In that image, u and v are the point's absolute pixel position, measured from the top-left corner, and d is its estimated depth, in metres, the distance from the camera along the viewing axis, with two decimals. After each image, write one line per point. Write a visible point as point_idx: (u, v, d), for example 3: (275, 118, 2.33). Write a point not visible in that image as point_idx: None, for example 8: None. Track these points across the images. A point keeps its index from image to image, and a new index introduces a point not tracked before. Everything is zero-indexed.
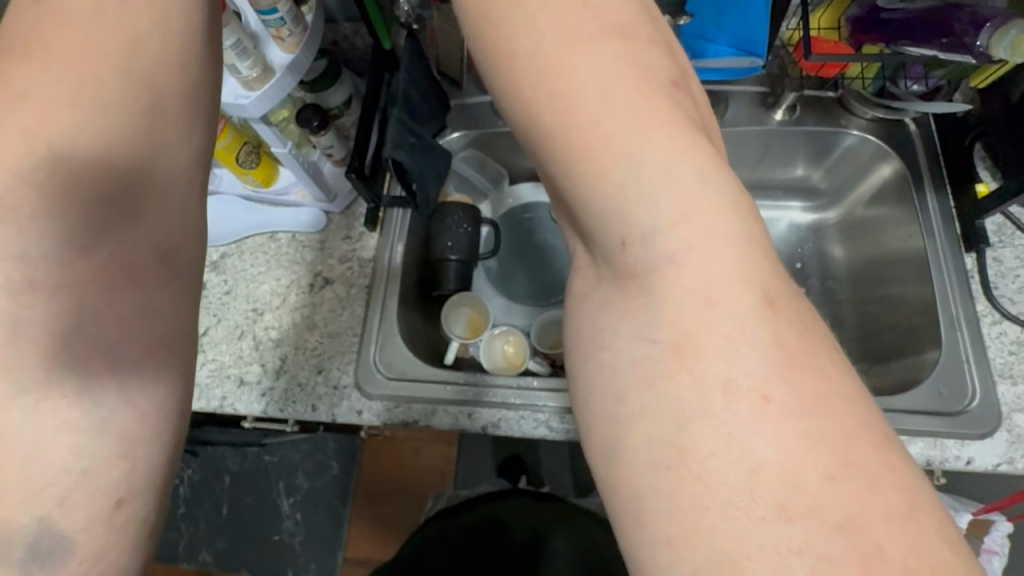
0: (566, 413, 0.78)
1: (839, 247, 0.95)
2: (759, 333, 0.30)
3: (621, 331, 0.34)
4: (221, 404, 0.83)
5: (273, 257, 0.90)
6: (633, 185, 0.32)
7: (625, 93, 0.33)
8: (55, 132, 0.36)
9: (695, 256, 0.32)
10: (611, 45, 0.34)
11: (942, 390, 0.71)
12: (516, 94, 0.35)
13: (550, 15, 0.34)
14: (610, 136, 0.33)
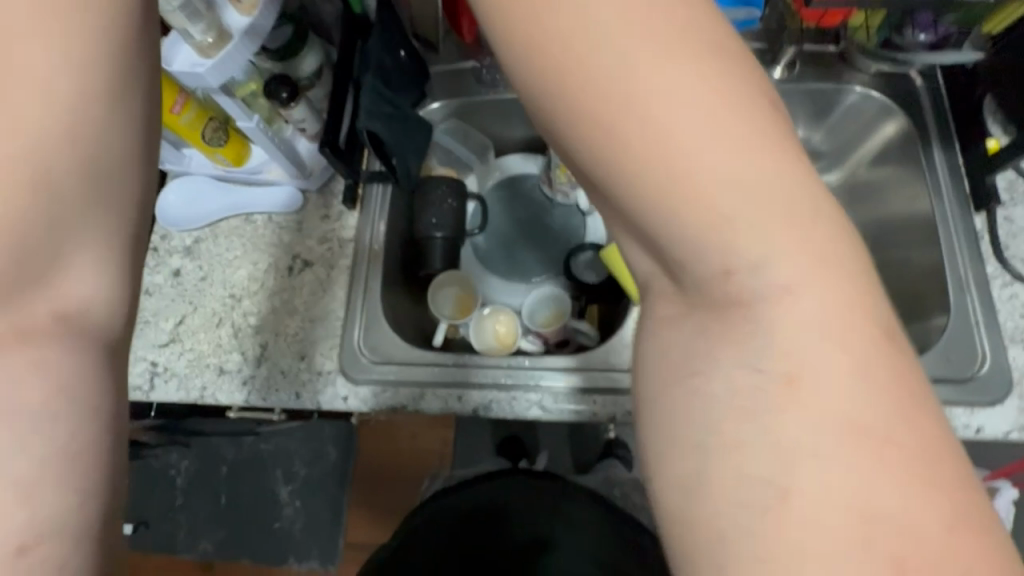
0: (559, 392, 0.75)
1: (842, 212, 0.91)
2: (870, 372, 0.31)
3: (712, 356, 0.33)
4: (201, 395, 0.79)
5: (249, 240, 0.86)
6: (736, 220, 0.32)
7: (694, 99, 0.33)
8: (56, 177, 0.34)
9: (800, 294, 0.32)
10: (714, 76, 0.33)
11: (950, 356, 0.68)
12: (606, 116, 0.33)
13: (648, 40, 0.33)
14: (694, 153, 0.32)
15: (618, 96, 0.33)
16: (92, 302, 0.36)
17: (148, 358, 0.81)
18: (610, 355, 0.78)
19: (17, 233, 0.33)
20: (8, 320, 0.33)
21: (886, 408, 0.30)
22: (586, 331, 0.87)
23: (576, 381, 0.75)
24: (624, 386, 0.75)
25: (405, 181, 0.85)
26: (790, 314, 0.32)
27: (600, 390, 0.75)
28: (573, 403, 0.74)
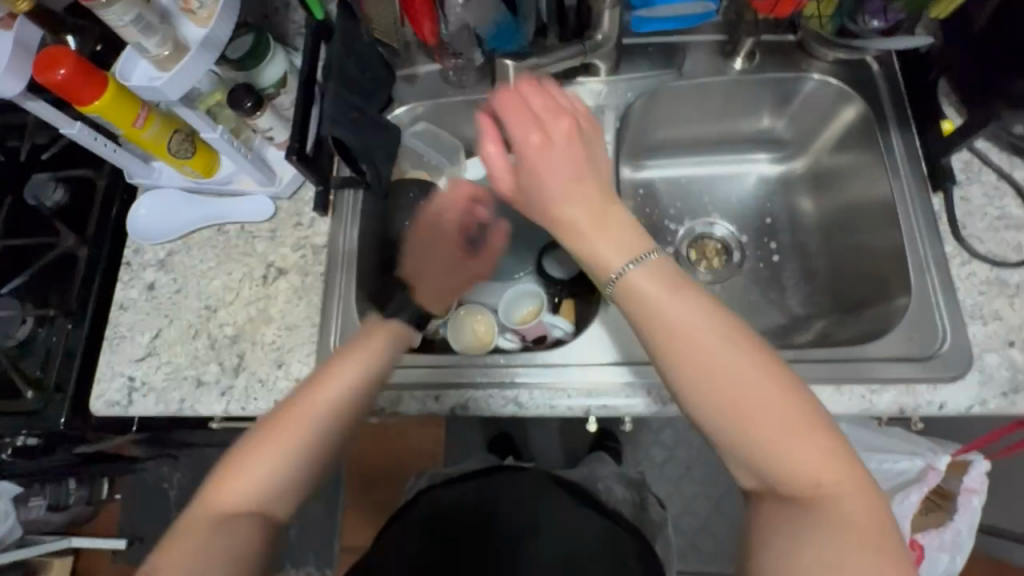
0: (535, 388, 0.75)
1: (808, 199, 0.95)
2: (861, 527, 0.51)
3: (796, 536, 0.52)
4: (179, 407, 0.79)
5: (222, 250, 0.86)
6: (786, 456, 0.53)
7: (729, 362, 0.55)
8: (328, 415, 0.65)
9: (824, 492, 0.52)
10: (760, 358, 0.55)
11: (913, 335, 0.70)
12: (704, 384, 0.55)
13: (711, 339, 0.55)
14: (760, 413, 0.53)
15: (700, 365, 0.56)
16: (309, 477, 0.65)
17: (126, 373, 0.81)
18: (583, 349, 0.78)
19: (319, 437, 0.65)
20: (288, 479, 0.64)
21: (867, 549, 0.50)
22: (562, 328, 0.89)
23: (551, 376, 0.75)
24: (600, 379, 0.75)
25: (375, 185, 0.84)
26: (828, 500, 0.52)
27: (576, 383, 0.75)
28: (549, 398, 0.75)
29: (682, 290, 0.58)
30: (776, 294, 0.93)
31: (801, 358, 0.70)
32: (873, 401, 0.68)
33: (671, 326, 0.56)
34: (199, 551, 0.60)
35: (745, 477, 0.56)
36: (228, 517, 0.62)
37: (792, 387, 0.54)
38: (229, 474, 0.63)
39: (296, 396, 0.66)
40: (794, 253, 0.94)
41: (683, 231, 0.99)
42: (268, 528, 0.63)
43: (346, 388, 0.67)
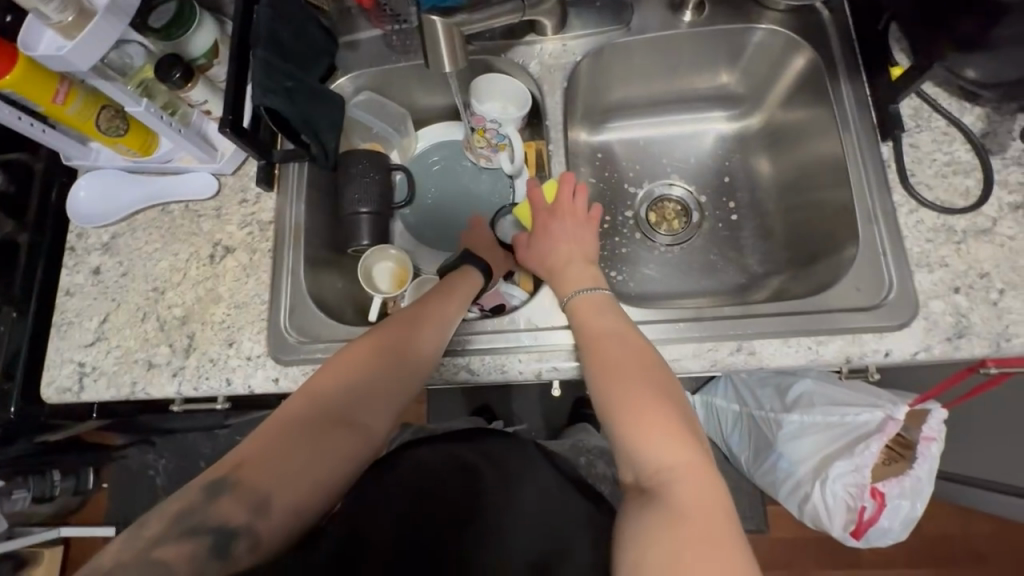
0: (488, 353, 0.74)
1: (765, 155, 0.94)
2: (697, 496, 0.53)
3: (643, 513, 0.54)
4: (132, 391, 0.78)
5: (167, 231, 0.84)
6: (639, 423, 0.59)
7: (616, 344, 0.66)
8: (400, 348, 0.68)
9: (671, 460, 0.56)
10: (643, 350, 0.65)
11: (860, 285, 0.70)
12: (590, 361, 0.66)
13: (596, 327, 0.68)
14: (636, 390, 0.61)
15: (592, 346, 0.67)
16: (370, 431, 0.65)
17: (76, 359, 0.80)
18: (538, 313, 0.76)
19: (389, 377, 0.67)
20: (362, 419, 0.64)
21: (702, 518, 0.51)
22: (520, 297, 0.86)
23: (502, 341, 0.75)
24: (552, 342, 0.74)
25: (324, 158, 0.83)
26: (680, 485, 0.54)
27: (528, 346, 0.75)
28: (503, 362, 0.74)
29: (607, 308, 0.71)
30: (735, 254, 0.93)
31: (749, 314, 0.70)
32: (819, 353, 0.68)
33: (587, 329, 0.69)
34: (301, 453, 0.59)
35: (621, 473, 0.60)
36: (333, 431, 0.62)
37: (665, 381, 0.62)
38: (339, 379, 0.65)
39: (396, 320, 0.70)
40: (752, 211, 0.94)
41: (642, 194, 0.99)
42: (361, 450, 0.63)
43: (422, 327, 0.70)
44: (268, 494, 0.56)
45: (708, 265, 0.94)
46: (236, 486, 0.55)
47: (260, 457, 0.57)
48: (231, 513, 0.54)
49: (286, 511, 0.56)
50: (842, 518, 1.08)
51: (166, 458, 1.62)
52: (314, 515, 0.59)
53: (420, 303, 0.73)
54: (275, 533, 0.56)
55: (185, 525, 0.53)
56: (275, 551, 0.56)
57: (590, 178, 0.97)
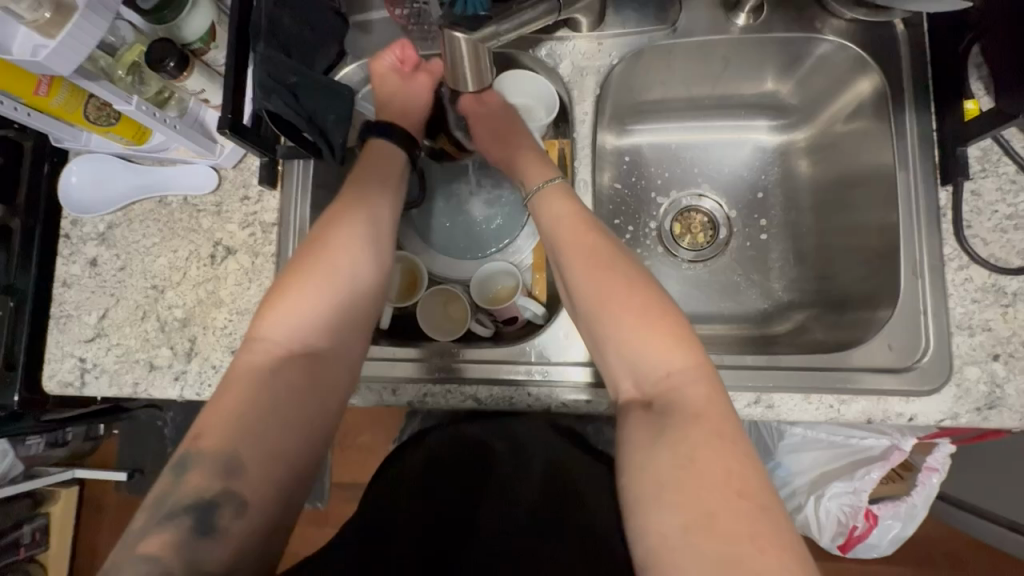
0: (494, 385, 0.73)
1: (807, 168, 0.88)
2: (691, 387, 0.52)
3: (642, 411, 0.52)
4: (134, 390, 0.77)
5: (165, 224, 0.80)
6: (609, 317, 0.56)
7: (579, 235, 0.63)
8: (337, 266, 0.62)
9: (652, 353, 0.54)
10: (604, 234, 0.63)
11: (893, 343, 0.66)
12: (558, 251, 0.63)
13: (557, 218, 0.65)
14: (608, 283, 0.58)
15: (560, 240, 0.64)
16: (331, 356, 0.59)
17: (76, 355, 0.79)
18: (550, 346, 0.74)
19: (337, 296, 0.61)
20: (315, 343, 0.59)
21: (699, 404, 0.50)
22: (534, 311, 0.82)
23: (506, 363, 0.73)
24: (562, 379, 0.73)
25: (331, 156, 0.77)
26: (677, 380, 0.52)
27: (538, 381, 0.73)
28: (511, 394, 0.73)
29: (573, 212, 0.65)
30: (760, 276, 0.89)
31: (771, 365, 0.67)
32: (841, 412, 0.65)
33: (561, 240, 0.63)
34: (261, 398, 0.54)
35: (617, 388, 0.56)
36: (285, 365, 0.56)
37: (630, 267, 0.59)
38: (272, 315, 0.59)
39: (333, 234, 0.64)
40: (785, 232, 0.89)
41: (668, 204, 0.93)
42: (331, 371, 0.59)
43: (360, 242, 0.65)
44: (234, 451, 0.51)
45: (731, 286, 0.89)
46: (199, 458, 0.50)
47: (217, 421, 0.52)
48: (203, 486, 0.49)
49: (259, 459, 0.51)
50: (832, 531, 1.08)
51: (174, 412, 1.63)
52: (301, 443, 0.54)
53: (344, 207, 0.67)
54: (262, 486, 0.51)
55: (162, 511, 0.49)
56: (268, 509, 0.51)
57: (613, 184, 0.91)
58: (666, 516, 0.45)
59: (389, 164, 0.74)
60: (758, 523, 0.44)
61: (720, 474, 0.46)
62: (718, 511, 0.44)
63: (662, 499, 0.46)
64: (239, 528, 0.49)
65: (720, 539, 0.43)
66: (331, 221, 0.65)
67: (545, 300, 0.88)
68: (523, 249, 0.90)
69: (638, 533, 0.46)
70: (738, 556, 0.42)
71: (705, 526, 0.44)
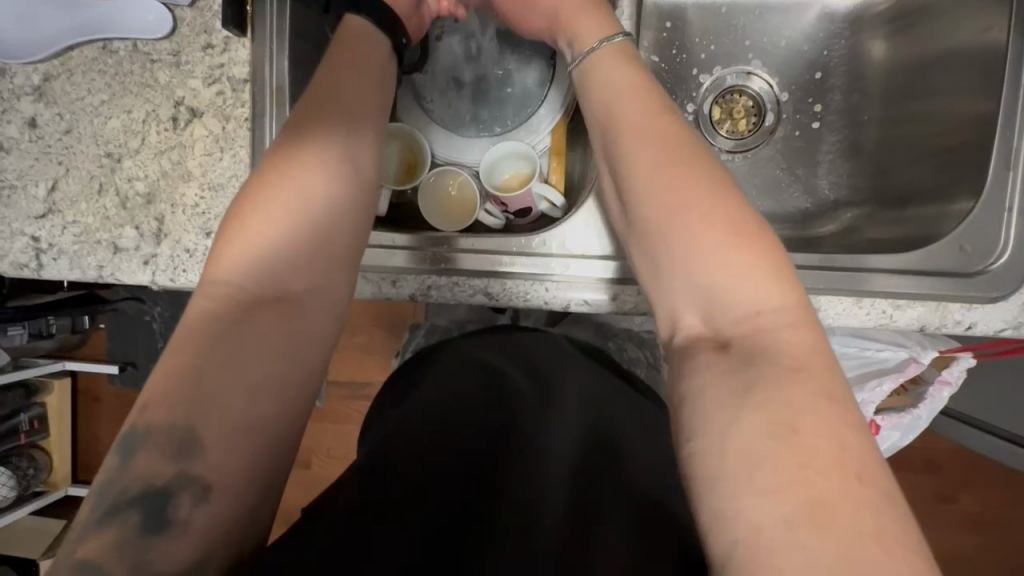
0: (507, 279, 0.65)
1: (881, 44, 0.76)
2: (784, 336, 0.41)
3: (720, 369, 0.41)
4: (99, 275, 0.68)
5: (115, 77, 0.67)
6: (676, 231, 0.46)
7: (638, 129, 0.52)
8: (307, 185, 0.49)
9: (731, 285, 0.43)
10: (669, 129, 0.51)
11: (965, 245, 0.58)
12: (615, 150, 0.53)
13: (616, 106, 0.54)
14: (672, 190, 0.47)
15: (613, 140, 0.53)
16: (310, 297, 0.47)
17: (28, 233, 0.68)
18: (570, 239, 0.66)
19: (312, 224, 0.48)
20: (289, 282, 0.46)
21: (796, 357, 0.40)
22: (552, 202, 0.73)
23: (517, 253, 0.65)
24: (576, 274, 0.65)
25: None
26: (767, 329, 0.42)
27: (556, 276, 0.65)
28: (526, 290, 0.65)
29: (634, 101, 0.54)
30: (807, 171, 0.79)
31: (824, 265, 0.59)
32: (893, 319, 0.59)
33: (620, 136, 0.52)
34: (220, 354, 0.41)
35: (682, 318, 0.45)
36: (250, 315, 0.44)
37: (711, 174, 0.48)
38: (228, 255, 0.46)
39: (301, 148, 0.51)
40: (841, 120, 0.78)
41: (710, 82, 0.81)
42: (312, 319, 0.46)
43: (335, 156, 0.51)
44: (189, 425, 0.39)
45: (771, 182, 0.79)
46: (147, 436, 0.39)
47: (166, 386, 0.40)
48: (154, 467, 0.38)
49: (224, 433, 0.39)
50: None
51: None
52: (281, 414, 0.42)
53: (314, 114, 0.53)
54: (229, 466, 0.39)
55: (105, 502, 0.37)
56: (244, 497, 0.39)
57: (654, 56, 0.77)
58: (759, 500, 0.34)
59: (371, 57, 0.58)
60: (881, 519, 0.33)
61: (833, 447, 0.35)
62: (832, 498, 0.33)
63: (754, 479, 0.35)
64: (202, 519, 0.37)
65: (835, 536, 0.32)
66: (303, 135, 0.52)
67: (564, 190, 0.78)
68: (540, 129, 0.79)
69: (720, 518, 0.35)
70: (859, 564, 0.31)
71: (815, 516, 0.33)
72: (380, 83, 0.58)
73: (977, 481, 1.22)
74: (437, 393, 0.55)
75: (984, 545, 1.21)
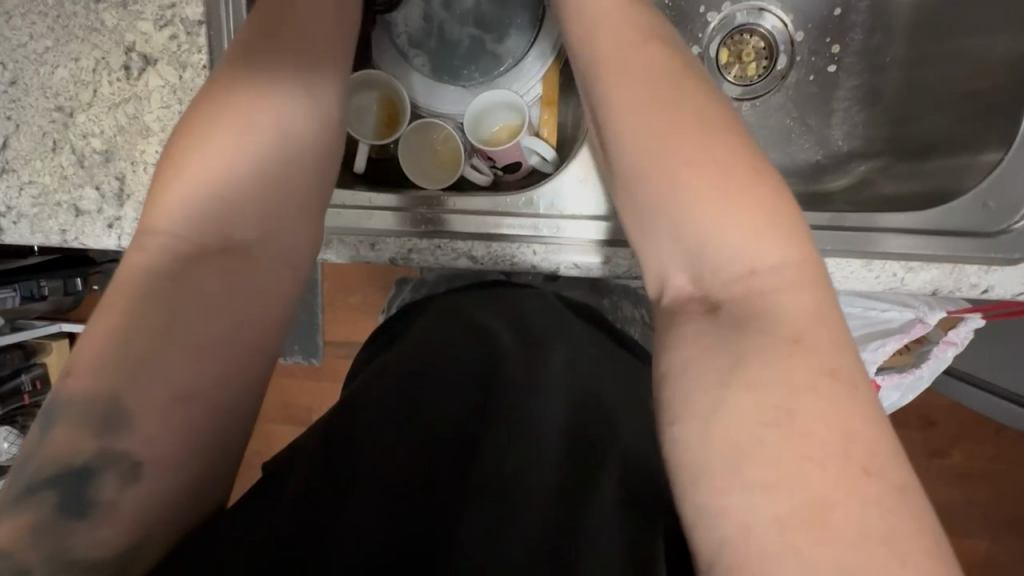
0: (491, 240, 0.61)
1: None
2: (783, 299, 0.37)
3: (710, 336, 0.37)
4: (64, 239, 0.64)
5: (58, 20, 0.61)
6: (663, 185, 0.42)
7: (626, 63, 0.46)
8: (251, 129, 0.46)
9: (724, 246, 0.39)
10: (662, 68, 0.46)
11: (990, 202, 0.54)
12: (597, 88, 0.47)
13: (604, 36, 0.48)
14: (659, 138, 0.43)
15: (595, 79, 0.48)
16: (259, 252, 0.43)
17: None
18: (562, 198, 0.61)
19: (259, 172, 0.45)
20: (236, 234, 0.42)
21: (799, 323, 0.36)
22: (543, 155, 0.68)
23: (501, 213, 0.61)
24: (571, 237, 0.60)
25: None
26: (764, 294, 0.38)
27: (545, 239, 0.61)
28: (513, 252, 0.61)
29: (619, 27, 0.49)
30: (820, 122, 0.73)
31: (834, 225, 0.55)
32: (904, 282, 0.56)
33: (610, 65, 0.47)
34: (157, 312, 0.37)
35: (670, 278, 0.41)
36: (193, 266, 0.40)
37: (712, 120, 0.44)
38: (165, 197, 0.42)
39: (244, 91, 0.47)
40: (860, 63, 0.71)
41: (718, 21, 0.74)
42: (263, 277, 0.43)
43: (281, 101, 0.48)
44: (117, 394, 0.35)
45: (782, 132, 0.73)
46: (67, 407, 0.35)
47: (95, 346, 0.36)
48: (75, 444, 0.35)
49: (158, 400, 0.36)
50: None
51: None
52: (229, 378, 0.38)
53: (260, 58, 0.50)
54: (163, 436, 0.36)
55: (20, 483, 0.34)
56: (183, 470, 0.36)
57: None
58: (750, 495, 0.31)
59: (343, 3, 0.55)
60: (884, 517, 0.31)
61: (836, 436, 0.32)
62: (831, 494, 0.31)
63: (743, 472, 0.32)
64: (132, 499, 0.34)
65: (831, 537, 0.30)
66: (246, 78, 0.48)
67: (556, 144, 0.72)
68: (529, 78, 0.73)
69: (704, 512, 0.32)
70: (854, 568, 0.29)
71: (813, 513, 0.30)
72: (335, 24, 0.54)
73: (974, 438, 1.21)
74: (419, 355, 0.52)
75: (977, 499, 1.22)
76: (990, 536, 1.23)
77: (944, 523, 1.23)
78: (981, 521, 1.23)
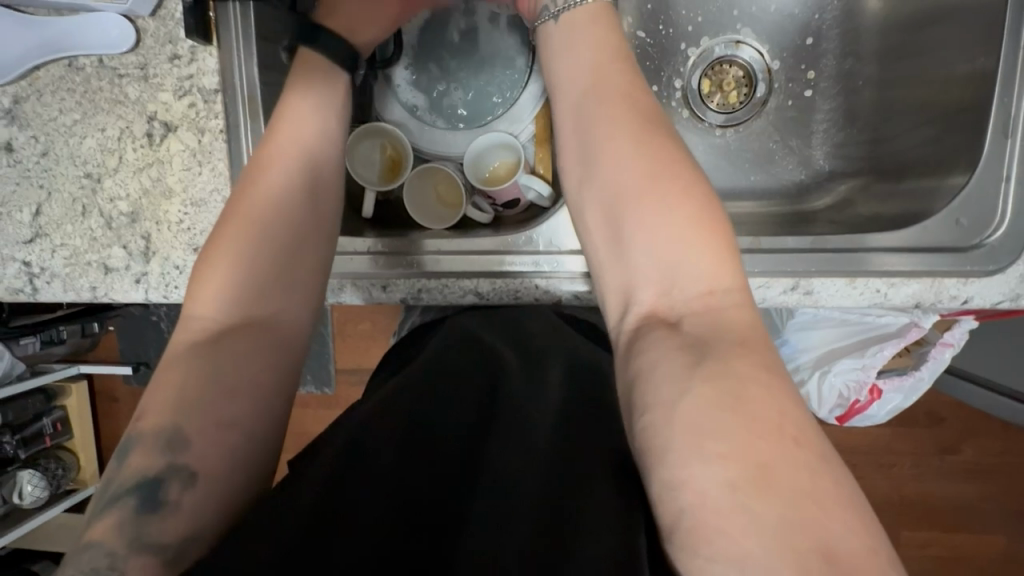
0: (496, 277, 0.65)
1: None
2: (727, 306, 0.42)
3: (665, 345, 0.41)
4: (94, 295, 0.68)
5: (84, 94, 0.66)
6: (628, 211, 0.46)
7: (591, 97, 0.52)
8: (269, 188, 0.51)
9: (681, 268, 0.43)
10: (628, 98, 0.51)
11: (962, 219, 0.57)
12: (567, 119, 0.53)
13: (574, 71, 0.54)
14: (620, 166, 0.48)
15: (568, 110, 0.53)
16: (283, 295, 0.48)
17: (18, 259, 0.68)
18: (560, 234, 0.65)
19: (285, 223, 0.50)
20: (271, 283, 0.48)
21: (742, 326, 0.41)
22: (539, 191, 0.71)
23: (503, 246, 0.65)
24: (570, 269, 0.65)
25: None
26: (717, 310, 0.42)
27: (547, 273, 0.65)
28: (517, 287, 0.66)
29: (591, 62, 0.54)
30: (800, 143, 0.77)
31: (816, 248, 0.58)
32: (887, 297, 0.59)
33: (587, 107, 0.52)
34: (209, 357, 0.43)
35: (637, 298, 0.45)
36: (228, 328, 0.45)
37: (668, 148, 0.48)
38: (209, 261, 0.48)
39: (264, 156, 0.53)
40: (834, 86, 0.76)
41: (697, 55, 0.79)
42: (287, 318, 0.48)
43: (296, 160, 0.54)
44: (180, 422, 0.40)
45: (764, 155, 0.77)
46: (142, 436, 0.40)
47: (162, 391, 0.41)
48: (147, 461, 0.39)
49: (209, 425, 0.40)
50: (831, 404, 1.02)
51: None
52: (270, 404, 0.43)
53: (276, 122, 0.56)
54: (218, 452, 0.40)
55: (106, 496, 0.38)
56: (237, 482, 0.40)
57: (638, 31, 0.76)
58: (707, 464, 0.34)
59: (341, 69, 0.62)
60: (854, 498, 0.34)
61: (769, 417, 0.35)
62: (769, 461, 0.33)
63: (704, 444, 0.34)
64: (192, 501, 0.38)
65: (775, 495, 0.32)
66: (264, 144, 0.55)
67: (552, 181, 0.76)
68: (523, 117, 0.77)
69: (669, 485, 0.34)
70: (799, 520, 0.32)
71: (756, 476, 0.33)
72: (337, 88, 0.61)
73: (981, 436, 1.23)
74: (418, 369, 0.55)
75: (989, 495, 1.23)
76: (1005, 532, 1.23)
77: (959, 521, 1.24)
78: (996, 518, 1.24)
